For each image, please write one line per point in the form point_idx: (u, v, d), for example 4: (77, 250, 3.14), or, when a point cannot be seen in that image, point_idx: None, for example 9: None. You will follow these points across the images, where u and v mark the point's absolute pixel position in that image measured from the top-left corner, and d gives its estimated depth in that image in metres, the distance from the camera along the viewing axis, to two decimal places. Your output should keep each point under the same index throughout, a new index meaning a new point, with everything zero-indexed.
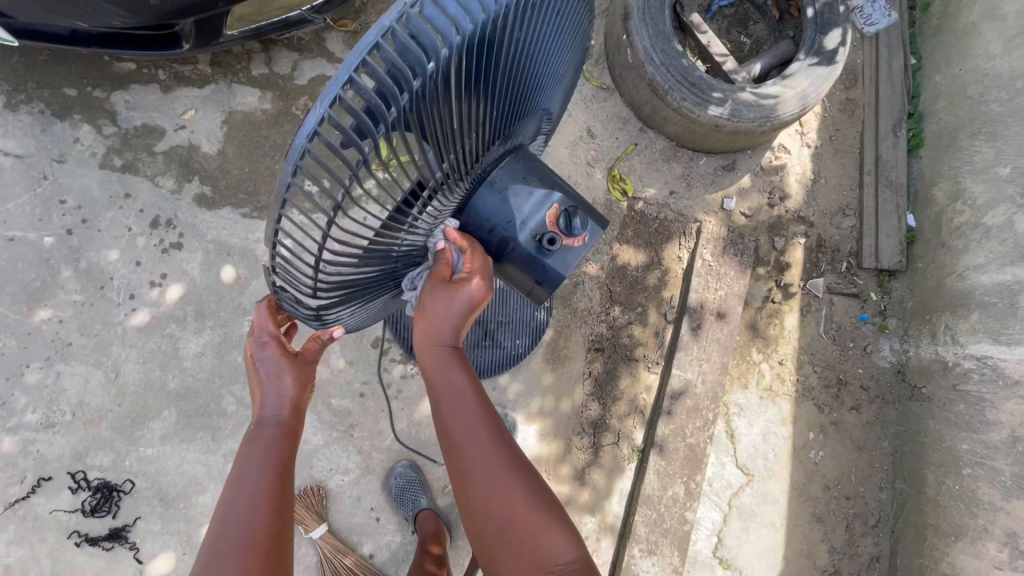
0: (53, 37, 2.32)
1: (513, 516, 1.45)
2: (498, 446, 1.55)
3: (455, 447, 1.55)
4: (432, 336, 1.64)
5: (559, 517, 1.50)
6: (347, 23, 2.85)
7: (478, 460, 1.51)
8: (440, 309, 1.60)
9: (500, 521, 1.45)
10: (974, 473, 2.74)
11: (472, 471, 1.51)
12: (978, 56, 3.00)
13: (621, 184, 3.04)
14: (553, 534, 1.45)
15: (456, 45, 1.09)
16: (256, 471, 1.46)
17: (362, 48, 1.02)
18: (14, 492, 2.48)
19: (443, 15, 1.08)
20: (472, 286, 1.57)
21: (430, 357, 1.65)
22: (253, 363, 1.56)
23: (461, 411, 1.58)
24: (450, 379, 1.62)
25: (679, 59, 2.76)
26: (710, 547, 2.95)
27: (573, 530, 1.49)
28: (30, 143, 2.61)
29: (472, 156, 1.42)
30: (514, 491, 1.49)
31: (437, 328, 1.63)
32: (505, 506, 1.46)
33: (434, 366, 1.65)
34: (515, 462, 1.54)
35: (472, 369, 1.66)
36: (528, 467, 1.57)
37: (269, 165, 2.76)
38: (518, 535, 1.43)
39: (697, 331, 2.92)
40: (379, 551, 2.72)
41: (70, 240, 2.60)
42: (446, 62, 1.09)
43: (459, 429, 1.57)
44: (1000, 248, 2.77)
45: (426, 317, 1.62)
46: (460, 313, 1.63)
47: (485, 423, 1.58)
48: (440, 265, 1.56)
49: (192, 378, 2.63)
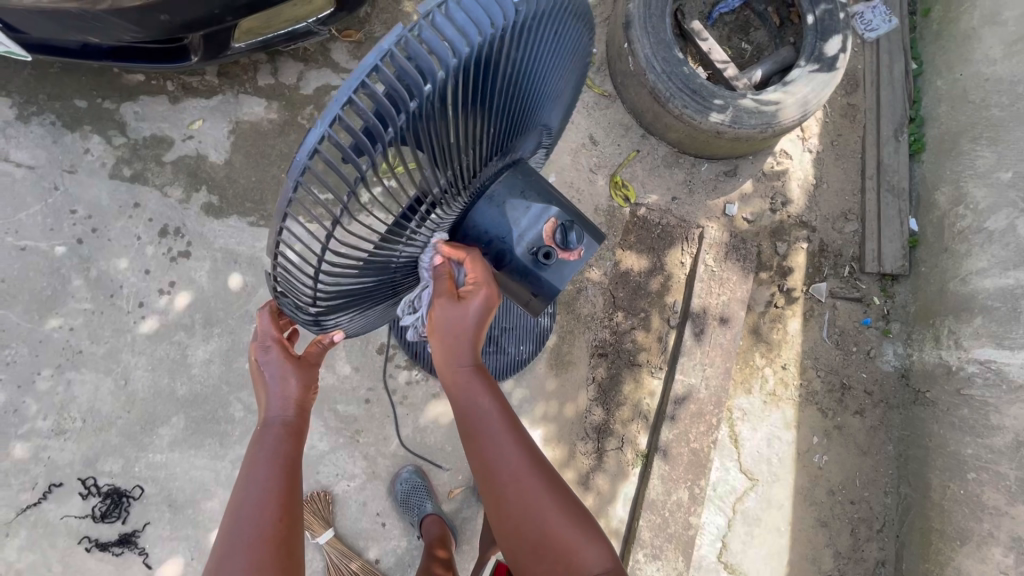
0: (64, 51, 2.37)
1: (549, 534, 1.48)
2: (527, 462, 1.55)
3: (486, 468, 1.55)
4: (449, 357, 1.60)
5: (589, 526, 1.54)
6: (352, 34, 2.89)
7: (509, 477, 1.53)
8: (452, 326, 1.57)
9: (534, 535, 1.48)
10: (979, 477, 2.74)
11: (504, 487, 1.52)
12: (979, 61, 3.01)
13: (623, 190, 3.06)
14: (586, 543, 1.50)
15: (452, 66, 1.11)
16: (264, 472, 1.48)
17: (361, 71, 1.05)
18: (26, 498, 2.51)
19: (440, 39, 1.11)
20: (477, 295, 1.56)
21: (452, 377, 1.62)
22: (258, 366, 1.58)
23: (487, 427, 1.58)
24: (474, 400, 1.59)
25: (680, 67, 2.78)
26: (715, 551, 2.96)
27: (603, 538, 1.53)
28: (41, 153, 2.66)
29: (470, 172, 1.44)
30: (547, 509, 1.51)
31: (453, 348, 1.60)
32: (540, 526, 1.49)
33: (457, 388, 1.61)
34: (545, 476, 1.56)
35: (495, 386, 1.63)
36: (556, 477, 1.58)
37: (275, 174, 2.80)
38: (554, 552, 1.47)
39: (700, 337, 2.93)
40: (384, 556, 2.74)
41: (81, 249, 2.64)
42: (443, 83, 1.12)
43: (488, 449, 1.56)
44: (1002, 252, 2.78)
45: (437, 336, 1.59)
46: (473, 327, 1.60)
47: (514, 441, 1.57)
48: (440, 281, 1.57)
49: (200, 385, 2.66)
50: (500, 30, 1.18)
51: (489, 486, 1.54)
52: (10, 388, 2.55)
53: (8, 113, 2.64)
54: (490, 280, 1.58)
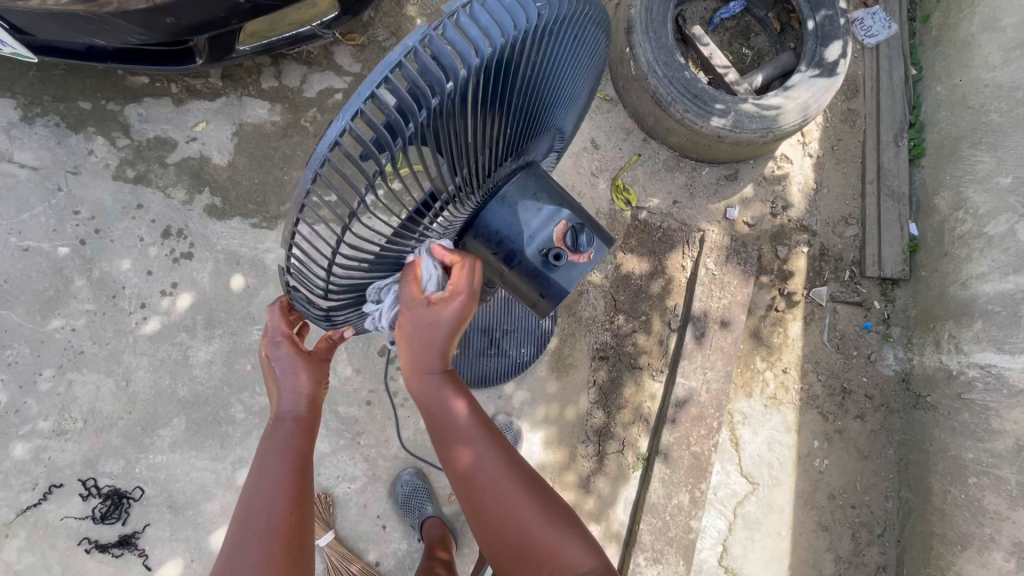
0: (70, 52, 2.38)
1: (533, 534, 1.49)
2: (506, 465, 1.57)
3: (466, 477, 1.56)
4: (418, 364, 1.55)
5: (571, 525, 1.55)
6: (355, 37, 2.91)
7: (490, 479, 1.54)
8: (421, 331, 1.49)
9: (518, 536, 1.49)
10: (980, 481, 2.74)
11: (485, 490, 1.53)
12: (978, 67, 3.03)
13: (625, 194, 3.07)
14: (569, 541, 1.51)
15: (475, 66, 1.12)
16: (274, 466, 1.48)
17: (384, 67, 1.06)
18: (26, 498, 2.51)
19: (464, 38, 1.11)
20: (455, 302, 1.49)
21: (421, 385, 1.57)
22: (269, 362, 1.59)
23: (466, 435, 1.58)
24: (449, 407, 1.58)
25: (681, 72, 2.80)
26: (715, 555, 2.95)
27: (588, 535, 1.55)
28: (45, 155, 2.66)
29: (484, 171, 1.46)
30: (529, 509, 1.52)
31: (421, 353, 1.52)
32: (522, 528, 1.50)
33: (427, 400, 1.58)
34: (524, 477, 1.57)
35: (469, 391, 1.63)
36: (535, 477, 1.60)
37: (278, 176, 2.82)
38: (539, 553, 1.47)
39: (701, 339, 2.94)
40: (385, 558, 2.74)
41: (84, 250, 2.65)
42: (465, 83, 1.12)
43: (465, 456, 1.57)
44: (1002, 257, 2.78)
45: (404, 339, 1.50)
46: (445, 335, 1.51)
47: (490, 443, 1.58)
48: (410, 280, 1.47)
49: (202, 386, 2.67)
50: (523, 33, 1.19)
51: (470, 493, 1.54)
52: (12, 388, 2.55)
53: (13, 114, 2.65)
54: (471, 291, 1.52)
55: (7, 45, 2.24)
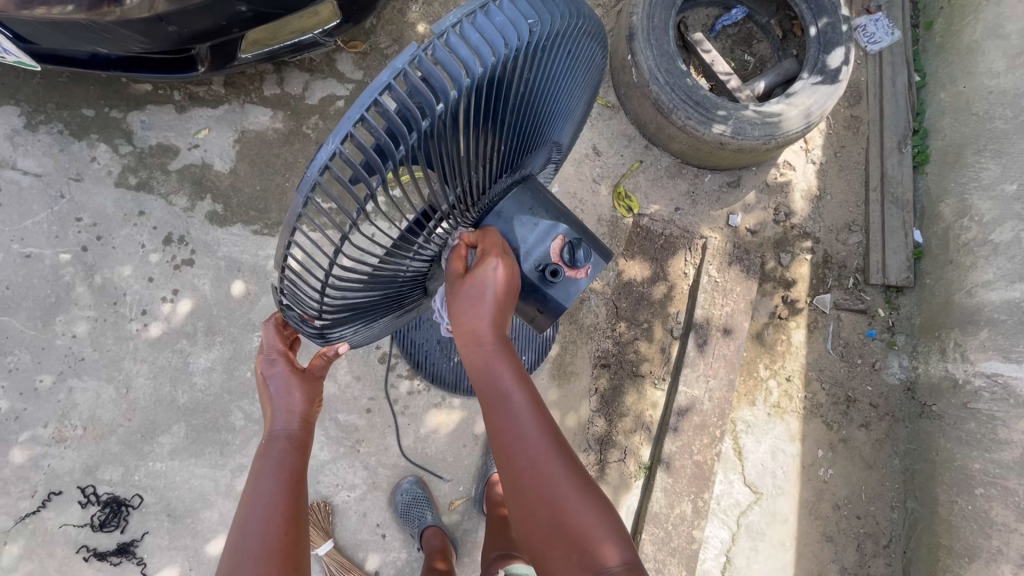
0: (74, 61, 2.39)
1: (567, 525, 1.35)
2: (548, 443, 1.43)
3: (505, 451, 1.44)
4: (471, 335, 1.50)
5: (612, 518, 1.39)
6: (358, 45, 2.92)
7: (530, 459, 1.41)
8: (469, 305, 1.48)
9: (553, 522, 1.36)
10: (987, 492, 2.69)
11: (524, 468, 1.40)
12: (982, 73, 3.01)
13: (626, 201, 3.06)
14: (608, 536, 1.35)
15: (464, 87, 1.12)
16: (269, 485, 1.47)
17: (373, 90, 1.06)
18: (25, 505, 2.50)
19: (454, 58, 1.11)
20: (490, 266, 1.46)
21: (473, 354, 1.52)
22: (264, 380, 1.60)
23: (508, 409, 1.46)
24: (494, 376, 1.48)
25: (683, 79, 2.79)
26: (719, 566, 2.91)
27: (624, 529, 1.38)
28: (47, 162, 2.66)
29: (478, 188, 1.47)
30: (564, 496, 1.38)
31: (472, 325, 1.49)
32: (557, 513, 1.36)
33: (479, 362, 1.51)
34: (566, 460, 1.43)
35: (520, 362, 1.51)
36: (579, 463, 1.44)
37: (280, 183, 2.83)
38: (569, 542, 1.34)
39: (703, 347, 2.91)
40: (384, 567, 2.73)
41: (85, 257, 2.65)
42: (454, 103, 1.12)
43: (510, 428, 1.44)
44: (1009, 265, 2.75)
45: (455, 316, 1.51)
46: (493, 306, 1.48)
47: (531, 419, 1.45)
48: (453, 261, 1.54)
49: (201, 394, 2.66)
50: (514, 51, 1.18)
51: (508, 469, 1.43)
52: (12, 395, 2.54)
53: (17, 121, 2.65)
54: (506, 254, 1.50)
55: (11, 54, 2.24)
